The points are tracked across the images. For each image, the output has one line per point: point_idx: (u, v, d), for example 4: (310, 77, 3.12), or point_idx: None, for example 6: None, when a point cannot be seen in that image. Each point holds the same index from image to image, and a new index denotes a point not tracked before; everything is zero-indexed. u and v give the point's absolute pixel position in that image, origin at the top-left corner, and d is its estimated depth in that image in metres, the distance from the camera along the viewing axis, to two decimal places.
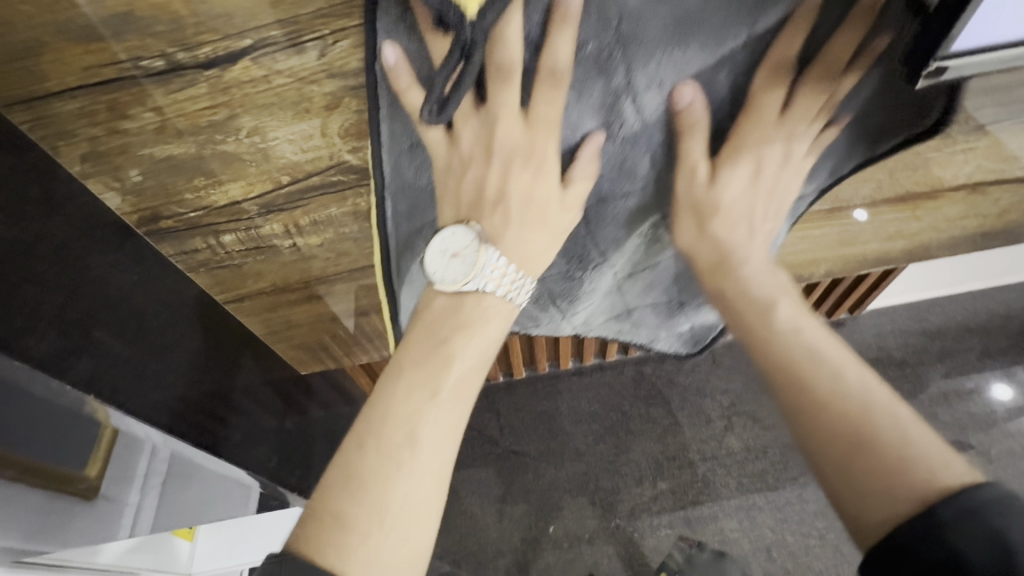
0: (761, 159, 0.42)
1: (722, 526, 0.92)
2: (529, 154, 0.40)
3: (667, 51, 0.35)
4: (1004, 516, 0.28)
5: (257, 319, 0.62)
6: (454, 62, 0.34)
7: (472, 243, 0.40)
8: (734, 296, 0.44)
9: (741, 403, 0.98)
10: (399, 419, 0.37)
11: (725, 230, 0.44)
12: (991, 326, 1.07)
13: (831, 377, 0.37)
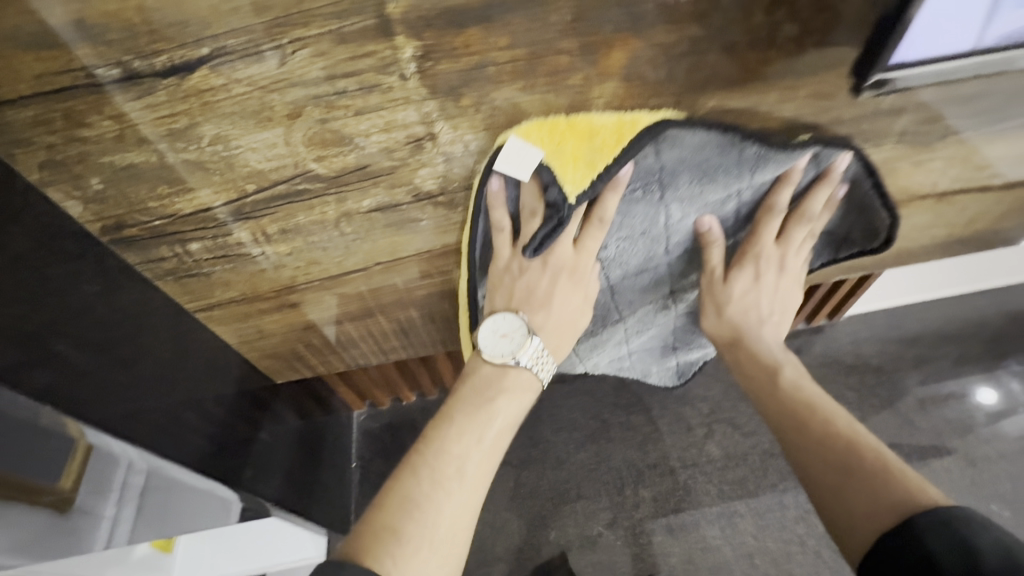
0: (762, 267, 0.59)
1: (704, 534, 0.91)
2: (574, 269, 0.52)
3: (691, 190, 0.51)
4: (967, 526, 0.36)
5: (229, 329, 0.61)
6: (548, 220, 0.48)
7: (522, 329, 0.51)
8: (750, 362, 0.60)
9: (720, 410, 1.00)
10: (451, 456, 0.46)
11: (741, 313, 0.61)
12: (965, 332, 1.10)
13: (829, 421, 0.51)
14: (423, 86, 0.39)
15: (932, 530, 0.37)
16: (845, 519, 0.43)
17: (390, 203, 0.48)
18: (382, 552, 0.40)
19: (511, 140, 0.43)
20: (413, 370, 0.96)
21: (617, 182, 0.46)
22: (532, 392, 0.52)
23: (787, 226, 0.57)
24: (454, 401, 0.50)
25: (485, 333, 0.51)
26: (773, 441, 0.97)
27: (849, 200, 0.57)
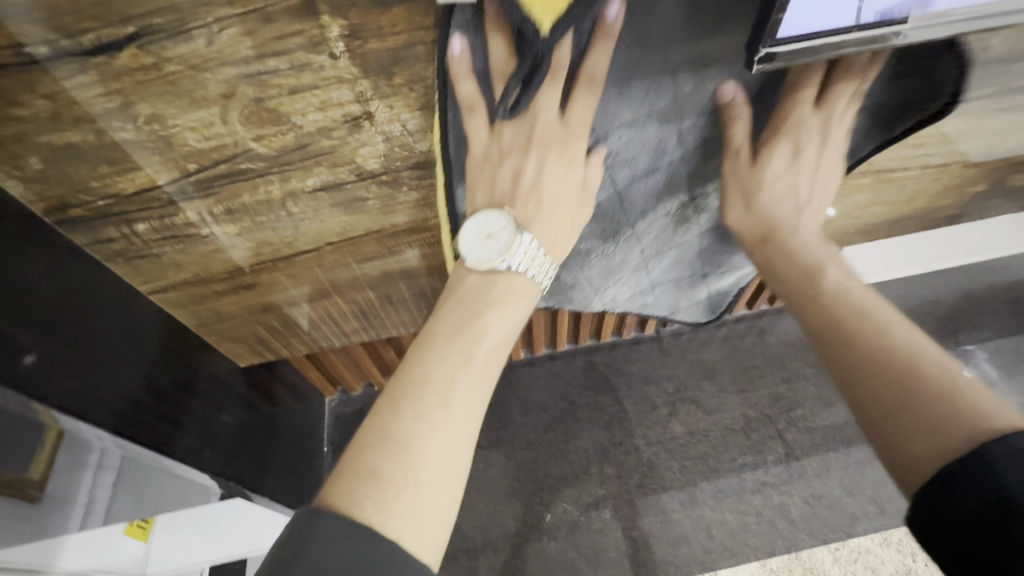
0: (799, 141, 0.48)
1: (665, 507, 0.94)
2: (563, 148, 0.47)
3: (699, 50, 0.42)
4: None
5: (186, 312, 0.62)
6: (523, 71, 0.42)
7: (508, 228, 0.48)
8: (785, 260, 0.52)
9: (685, 389, 1.02)
10: (438, 381, 0.45)
11: (775, 204, 0.51)
12: (919, 311, 1.14)
13: (882, 333, 0.45)
14: (354, 65, 0.40)
15: (1009, 460, 0.36)
16: (906, 446, 0.41)
17: (334, 182, 0.49)
18: (361, 492, 0.39)
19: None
20: (383, 354, 0.98)
21: (606, 26, 0.40)
22: (527, 298, 0.51)
23: (834, 85, 0.45)
24: (437, 324, 0.49)
25: (467, 236, 0.49)
26: (733, 417, 0.99)
27: (910, 58, 0.44)
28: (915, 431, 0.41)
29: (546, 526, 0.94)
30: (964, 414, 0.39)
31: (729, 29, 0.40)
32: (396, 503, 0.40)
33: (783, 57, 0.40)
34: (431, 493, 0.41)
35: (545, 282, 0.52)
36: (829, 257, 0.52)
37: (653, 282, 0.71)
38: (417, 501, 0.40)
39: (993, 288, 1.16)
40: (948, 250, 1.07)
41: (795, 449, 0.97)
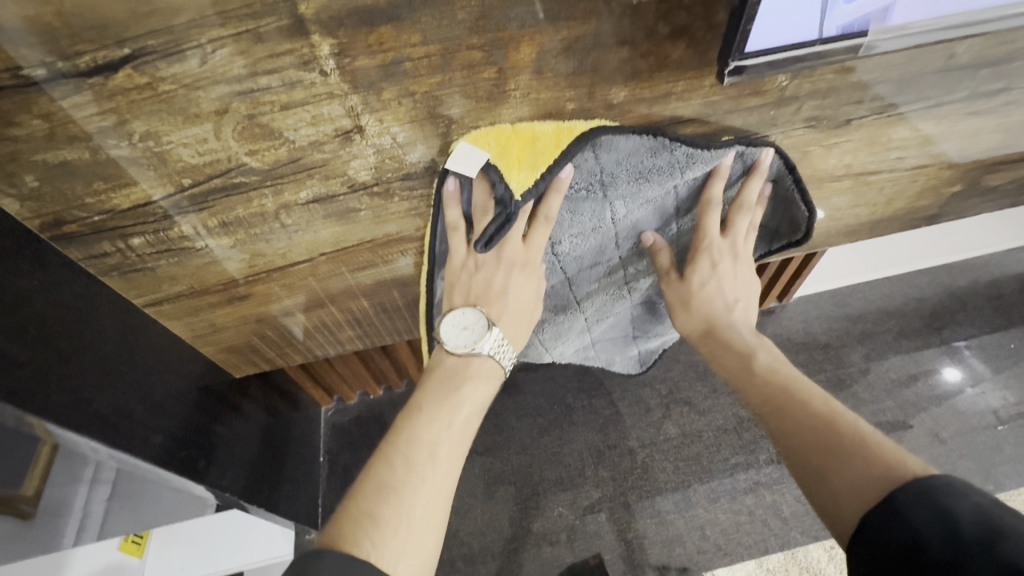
0: (716, 257, 0.61)
1: (659, 508, 0.95)
2: (525, 264, 0.55)
3: (632, 184, 0.54)
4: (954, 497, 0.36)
5: (181, 324, 0.63)
6: (499, 218, 0.50)
7: (482, 321, 0.54)
8: (725, 351, 0.60)
9: (678, 391, 1.05)
10: (422, 442, 0.49)
11: (707, 303, 0.62)
12: (905, 309, 1.16)
13: (804, 400, 0.51)
14: (343, 81, 0.41)
15: (913, 504, 0.37)
16: (834, 504, 0.42)
17: (326, 194, 0.50)
18: (362, 536, 0.44)
19: (461, 145, 0.47)
20: (377, 362, 0.99)
21: (560, 184, 0.50)
22: (497, 379, 0.55)
23: (733, 216, 0.60)
24: (422, 393, 0.53)
25: (446, 328, 0.54)
26: (725, 418, 1.02)
27: (775, 195, 0.61)
28: (841, 486, 0.42)
29: (543, 531, 0.95)
30: (882, 466, 0.41)
31: (652, 178, 0.54)
32: (385, 548, 0.44)
33: (751, 70, 0.46)
34: (418, 539, 0.45)
35: (509, 367, 0.56)
36: (761, 343, 0.59)
37: (594, 340, 0.81)
38: (403, 549, 0.44)
39: (977, 285, 1.18)
40: (931, 248, 1.09)
41: None
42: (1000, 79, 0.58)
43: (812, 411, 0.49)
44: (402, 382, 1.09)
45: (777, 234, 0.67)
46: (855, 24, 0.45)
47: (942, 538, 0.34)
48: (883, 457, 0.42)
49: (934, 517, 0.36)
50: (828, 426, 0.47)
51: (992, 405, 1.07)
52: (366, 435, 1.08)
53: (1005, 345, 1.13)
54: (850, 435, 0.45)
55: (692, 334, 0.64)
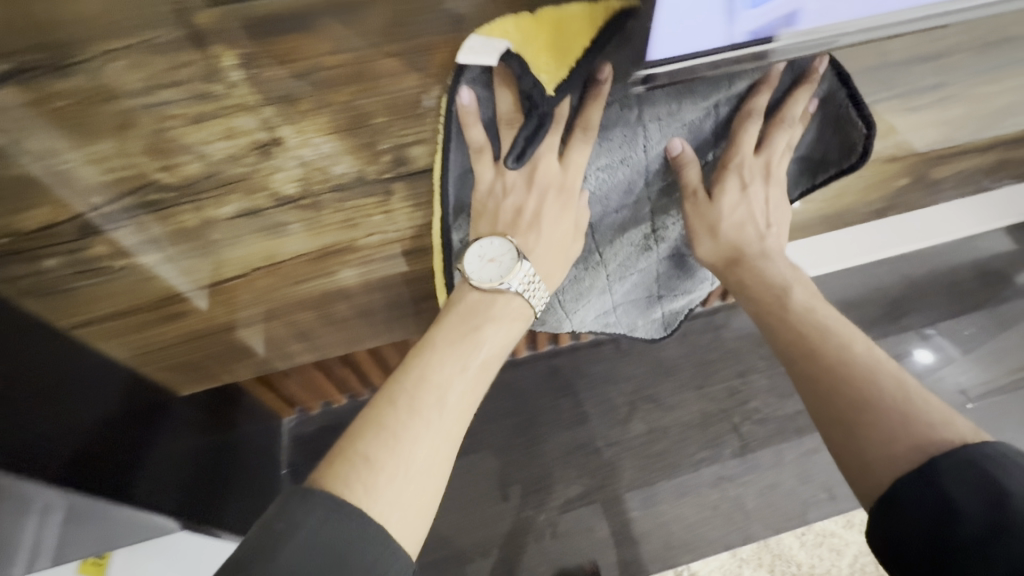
0: (750, 182, 0.55)
1: (625, 507, 0.95)
2: (562, 188, 0.49)
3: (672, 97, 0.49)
4: (1001, 472, 0.36)
5: (117, 344, 0.59)
6: (529, 125, 0.45)
7: (510, 253, 0.49)
8: (751, 283, 0.55)
9: (644, 388, 1.05)
10: (432, 385, 0.45)
11: (736, 230, 0.57)
12: (865, 299, 1.18)
13: (843, 342, 0.47)
14: (253, 93, 0.39)
15: (955, 473, 0.36)
16: (859, 456, 0.41)
17: (251, 209, 0.48)
18: (353, 477, 0.39)
19: (474, 38, 0.40)
20: (338, 372, 0.97)
21: (599, 89, 0.45)
22: (522, 320, 0.51)
23: (769, 133, 0.54)
24: (437, 330, 0.48)
25: (471, 260, 0.49)
26: (691, 414, 1.02)
27: (822, 114, 0.55)
28: (870, 442, 0.41)
29: (511, 534, 0.94)
30: (921, 425, 0.40)
31: (694, 93, 0.50)
32: (379, 495, 0.39)
33: (661, 77, 0.43)
34: (414, 487, 0.40)
35: (539, 308, 0.52)
36: (793, 277, 0.55)
37: (616, 304, 0.74)
38: (399, 495, 0.39)
39: (933, 273, 1.21)
40: (889, 239, 1.11)
41: (750, 441, 0.99)
42: (936, 74, 0.58)
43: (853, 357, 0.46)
44: (367, 391, 1.07)
45: (822, 163, 0.60)
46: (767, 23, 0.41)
47: (981, 512, 0.35)
48: (930, 415, 0.40)
49: (973, 488, 0.36)
50: (868, 372, 0.44)
51: (959, 383, 1.12)
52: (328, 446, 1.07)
53: (958, 331, 1.16)
54: (892, 385, 0.43)
55: (716, 264, 0.58)
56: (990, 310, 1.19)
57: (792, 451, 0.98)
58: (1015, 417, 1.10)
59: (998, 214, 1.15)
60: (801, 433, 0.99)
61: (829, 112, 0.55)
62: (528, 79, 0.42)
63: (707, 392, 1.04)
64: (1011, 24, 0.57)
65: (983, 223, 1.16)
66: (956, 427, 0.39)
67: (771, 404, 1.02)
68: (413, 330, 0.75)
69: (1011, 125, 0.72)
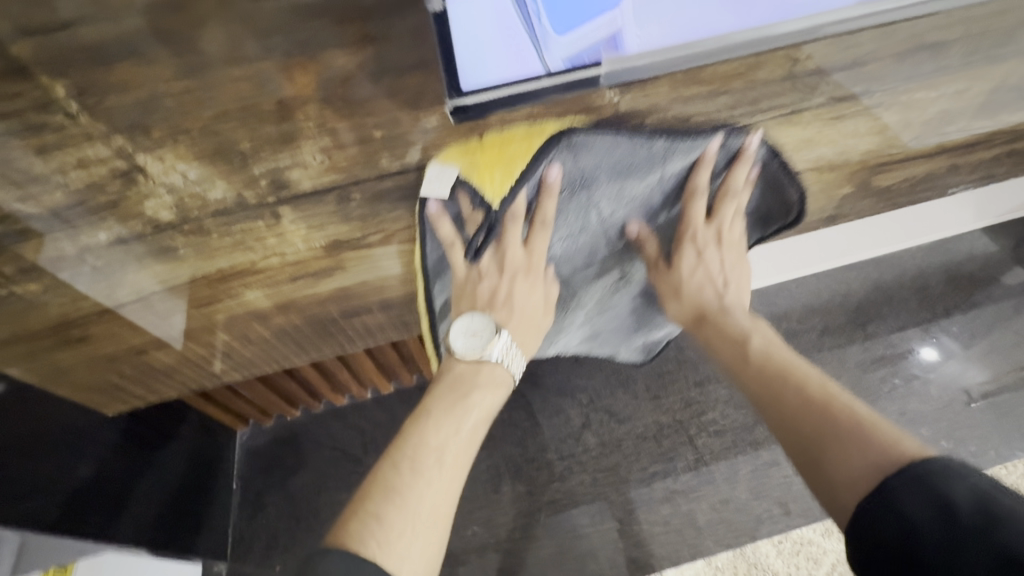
0: (702, 250, 0.65)
1: (574, 523, 0.94)
2: (528, 270, 0.60)
3: (619, 184, 0.56)
4: (947, 481, 0.40)
5: (24, 367, 0.58)
6: (481, 231, 0.55)
7: (489, 327, 0.59)
8: (722, 336, 0.65)
9: (599, 399, 1.03)
10: (430, 448, 0.55)
11: (698, 291, 0.67)
12: (830, 305, 1.15)
13: (800, 389, 0.55)
14: None
15: (908, 488, 0.41)
16: (824, 481, 0.47)
17: (131, 235, 0.47)
18: (368, 536, 0.48)
19: (432, 167, 0.48)
20: (284, 384, 0.95)
21: (550, 186, 0.52)
22: (504, 387, 0.61)
23: (717, 204, 0.63)
24: (432, 398, 0.58)
25: (456, 335, 0.60)
26: (646, 425, 1.00)
27: (763, 177, 0.63)
28: (834, 471, 0.46)
29: (456, 549, 0.93)
30: (874, 448, 0.45)
31: (636, 176, 0.55)
32: (392, 550, 0.48)
33: (476, 109, 0.47)
34: (421, 542, 0.50)
35: (518, 372, 0.63)
36: (751, 324, 0.65)
37: (597, 333, 0.84)
38: (406, 551, 0.49)
39: (902, 278, 1.17)
40: (853, 244, 1.08)
41: (705, 453, 0.97)
42: (856, 83, 0.56)
43: (810, 397, 0.53)
44: (320, 401, 1.06)
45: (770, 217, 0.70)
46: (566, 60, 0.48)
47: (938, 528, 0.39)
48: (878, 436, 0.46)
49: (928, 503, 0.40)
50: (822, 409, 0.51)
51: (948, 384, 1.10)
52: (279, 459, 1.06)
53: (925, 338, 1.14)
54: (842, 414, 0.50)
55: (687, 320, 0.69)
56: (960, 316, 1.16)
57: (746, 465, 0.96)
58: (982, 428, 1.07)
59: (968, 216, 1.11)
60: (756, 445, 0.98)
61: (769, 177, 0.63)
62: (480, 197, 0.51)
63: (663, 403, 1.02)
64: (933, 26, 0.54)
65: (953, 224, 1.13)
66: (905, 447, 0.44)
67: (728, 416, 1.00)
68: (342, 346, 0.74)
69: (955, 131, 0.68)
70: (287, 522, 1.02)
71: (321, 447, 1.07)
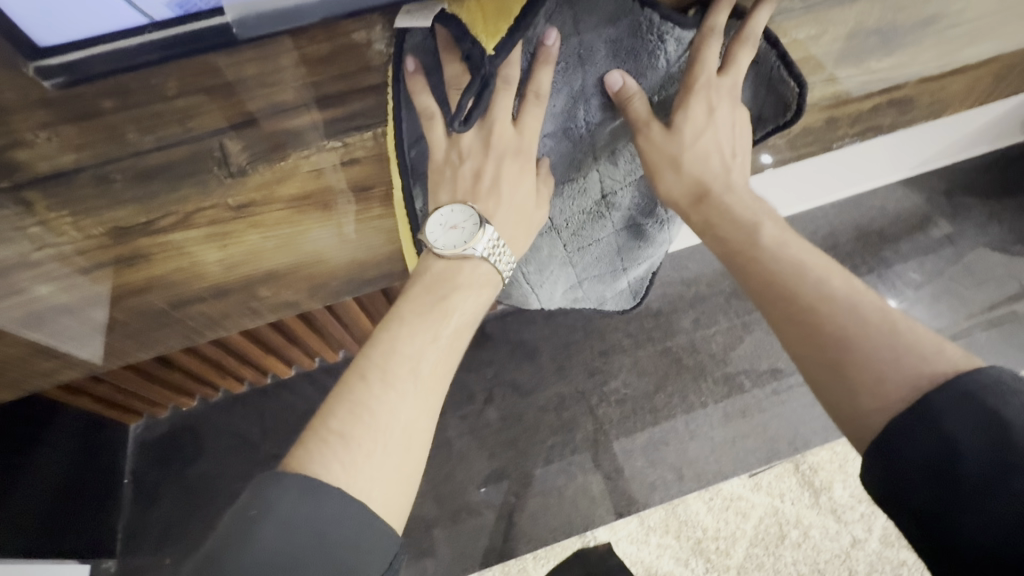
0: (711, 100, 0.50)
1: (469, 498, 0.94)
2: (518, 151, 0.51)
3: (616, 63, 0.50)
4: (1000, 399, 0.34)
5: None
6: (472, 92, 0.46)
7: (472, 218, 0.50)
8: (720, 220, 0.50)
9: (503, 374, 1.00)
10: (403, 355, 0.47)
11: (701, 161, 0.51)
12: None
13: (823, 289, 0.42)
14: None
15: (951, 409, 0.35)
16: (852, 407, 0.38)
17: None
18: (329, 455, 0.41)
19: (414, 6, 0.44)
20: (167, 376, 0.91)
21: (548, 53, 0.47)
22: (491, 286, 0.52)
23: (733, 52, 0.49)
24: (406, 300, 0.50)
25: (433, 228, 0.51)
26: (547, 398, 0.99)
27: (756, 73, 0.54)
28: (861, 389, 0.38)
29: None
30: (909, 363, 0.37)
31: (632, 55, 0.50)
32: (355, 469, 0.42)
33: (73, 71, 0.41)
34: (392, 461, 0.43)
35: (507, 272, 0.53)
36: (767, 211, 0.49)
37: (581, 273, 0.70)
38: (378, 465, 0.42)
39: (814, 237, 1.15)
40: (762, 202, 1.06)
41: (604, 423, 0.97)
42: None
43: (833, 299, 0.41)
44: (217, 391, 1.02)
45: (760, 119, 0.58)
46: (184, 2, 0.39)
47: (986, 452, 0.33)
48: (917, 347, 0.38)
49: (978, 428, 0.33)
50: (851, 320, 0.40)
51: None
52: (175, 449, 1.03)
53: None
54: (875, 325, 0.39)
55: (681, 205, 0.53)
56: (870, 273, 1.14)
57: (645, 433, 0.96)
58: None
59: (876, 168, 1.09)
60: (656, 413, 0.97)
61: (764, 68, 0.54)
62: (476, 50, 0.45)
63: (567, 374, 1.00)
64: None
65: (863, 178, 1.11)
66: (949, 357, 0.37)
67: (630, 384, 0.99)
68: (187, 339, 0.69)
69: (821, 81, 0.64)
70: (180, 509, 1.00)
71: (220, 435, 1.04)
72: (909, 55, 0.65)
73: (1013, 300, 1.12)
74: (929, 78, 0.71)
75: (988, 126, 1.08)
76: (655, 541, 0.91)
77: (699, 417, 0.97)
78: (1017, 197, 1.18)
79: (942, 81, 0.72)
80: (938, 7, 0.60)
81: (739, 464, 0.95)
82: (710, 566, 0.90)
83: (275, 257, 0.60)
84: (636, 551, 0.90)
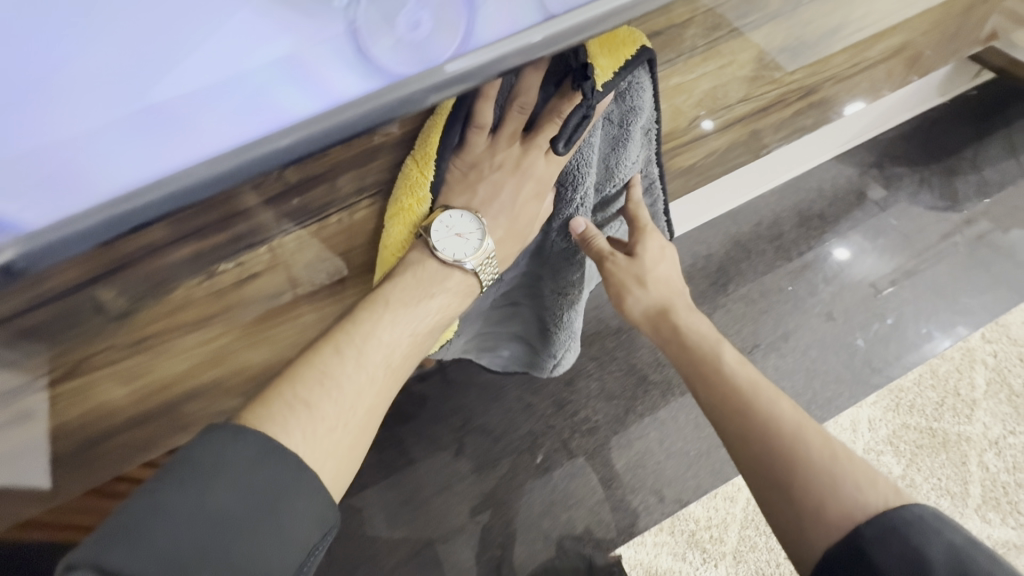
0: (658, 243, 0.64)
1: (455, 560, 0.90)
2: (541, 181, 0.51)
3: (623, 143, 0.55)
4: (922, 539, 0.42)
5: None
6: (574, 116, 0.45)
7: (478, 230, 0.50)
8: (684, 346, 0.62)
9: (472, 420, 0.97)
10: (380, 343, 0.48)
11: (658, 286, 0.64)
12: (694, 269, 1.12)
13: (772, 406, 0.53)
14: None
15: (881, 543, 0.42)
16: (796, 519, 0.47)
17: None
18: (291, 423, 0.42)
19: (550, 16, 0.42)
20: None
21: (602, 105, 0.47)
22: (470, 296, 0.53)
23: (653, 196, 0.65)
24: (393, 286, 0.50)
25: (438, 230, 0.49)
26: (520, 438, 0.96)
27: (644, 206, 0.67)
28: (808, 501, 0.47)
29: None
30: (849, 486, 0.46)
31: (633, 146, 0.56)
32: (309, 443, 0.42)
33: None
34: (344, 440, 0.45)
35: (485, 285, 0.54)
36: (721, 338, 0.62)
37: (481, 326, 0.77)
38: (330, 447, 0.43)
39: (758, 228, 1.16)
40: (705, 204, 1.05)
41: (580, 455, 0.95)
42: None
43: (781, 419, 0.51)
44: None
45: None
46: None
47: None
48: (852, 477, 0.47)
49: (906, 561, 0.41)
50: (794, 438, 0.50)
51: (813, 331, 1.10)
52: None
53: (782, 289, 1.13)
54: (818, 443, 0.49)
55: (647, 315, 0.65)
56: (816, 257, 1.15)
57: (621, 458, 0.95)
58: (841, 365, 1.09)
59: (809, 153, 1.09)
60: (628, 436, 0.97)
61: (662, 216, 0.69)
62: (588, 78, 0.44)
63: (536, 410, 0.98)
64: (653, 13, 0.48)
65: (797, 163, 1.11)
66: (882, 490, 0.46)
67: (600, 410, 0.98)
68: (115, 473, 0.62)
69: (737, 103, 0.63)
70: None
71: None
72: (821, 64, 0.65)
73: (951, 264, 1.16)
74: (842, 79, 0.71)
75: (905, 98, 1.10)
76: (651, 541, 0.92)
77: (671, 435, 0.97)
78: (941, 160, 1.22)
79: (852, 80, 0.72)
80: (840, 18, 0.58)
81: (716, 476, 0.95)
82: (706, 556, 0.92)
83: (194, 377, 0.54)
84: (635, 553, 0.91)
